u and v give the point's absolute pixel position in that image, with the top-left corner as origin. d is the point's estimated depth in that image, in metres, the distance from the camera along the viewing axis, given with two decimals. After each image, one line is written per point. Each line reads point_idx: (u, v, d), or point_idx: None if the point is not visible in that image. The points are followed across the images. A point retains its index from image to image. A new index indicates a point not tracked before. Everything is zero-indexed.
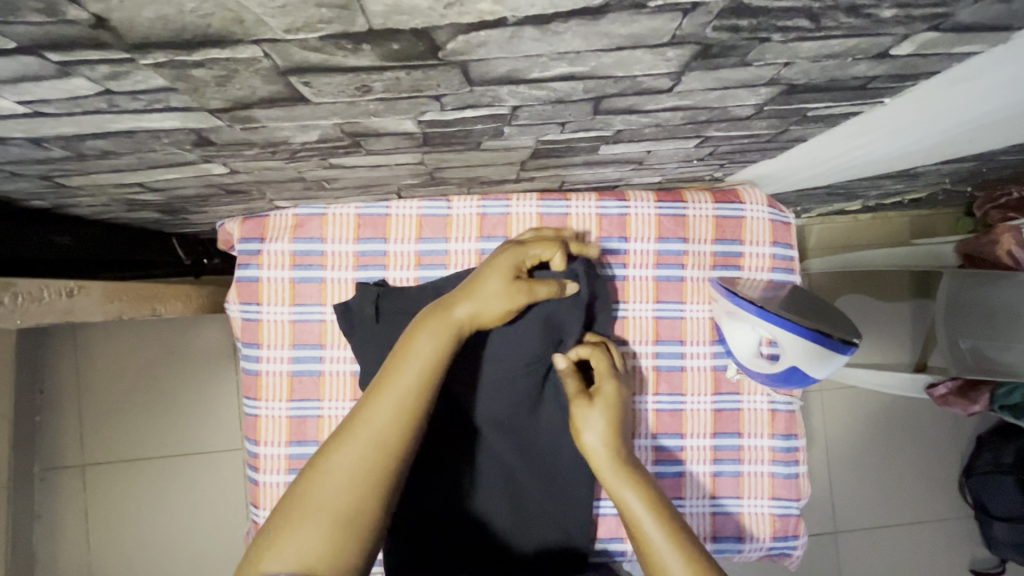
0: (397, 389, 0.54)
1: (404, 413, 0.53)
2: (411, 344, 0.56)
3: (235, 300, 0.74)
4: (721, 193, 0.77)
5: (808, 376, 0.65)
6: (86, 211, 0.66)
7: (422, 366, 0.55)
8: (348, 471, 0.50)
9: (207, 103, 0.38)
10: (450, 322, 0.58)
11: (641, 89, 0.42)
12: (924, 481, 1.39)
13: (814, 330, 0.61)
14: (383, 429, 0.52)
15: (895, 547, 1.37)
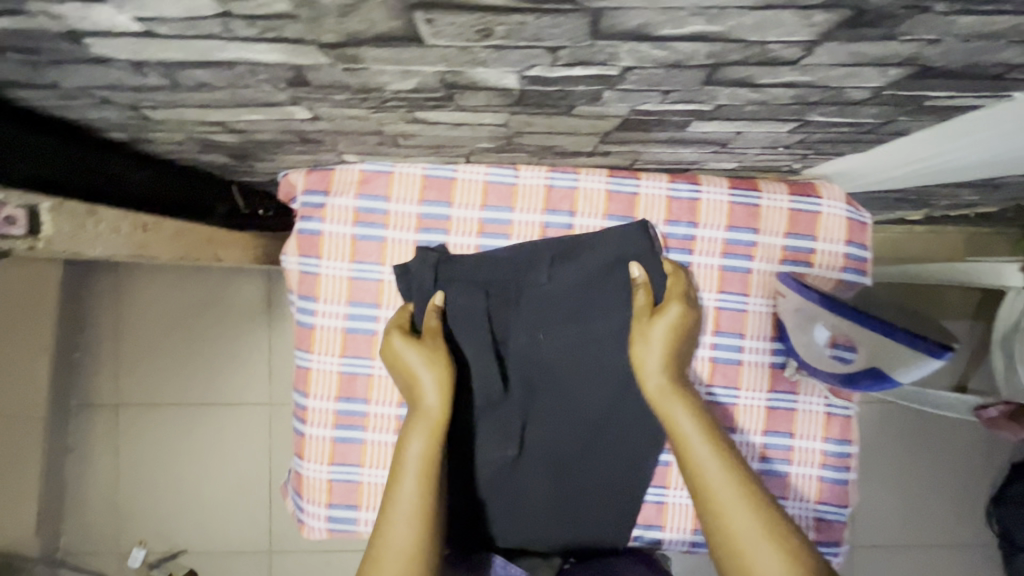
0: (411, 475, 0.59)
1: (413, 512, 0.57)
2: (405, 449, 0.61)
3: (294, 251, 0.73)
4: (797, 186, 0.74)
5: (889, 379, 0.61)
6: (159, 148, 0.66)
7: (417, 470, 0.60)
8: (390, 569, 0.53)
9: (321, 36, 0.37)
10: (433, 421, 0.62)
11: (767, 58, 0.40)
12: (950, 505, 1.35)
13: (905, 330, 0.56)
14: (412, 499, 0.58)
15: (912, 568, 1.34)
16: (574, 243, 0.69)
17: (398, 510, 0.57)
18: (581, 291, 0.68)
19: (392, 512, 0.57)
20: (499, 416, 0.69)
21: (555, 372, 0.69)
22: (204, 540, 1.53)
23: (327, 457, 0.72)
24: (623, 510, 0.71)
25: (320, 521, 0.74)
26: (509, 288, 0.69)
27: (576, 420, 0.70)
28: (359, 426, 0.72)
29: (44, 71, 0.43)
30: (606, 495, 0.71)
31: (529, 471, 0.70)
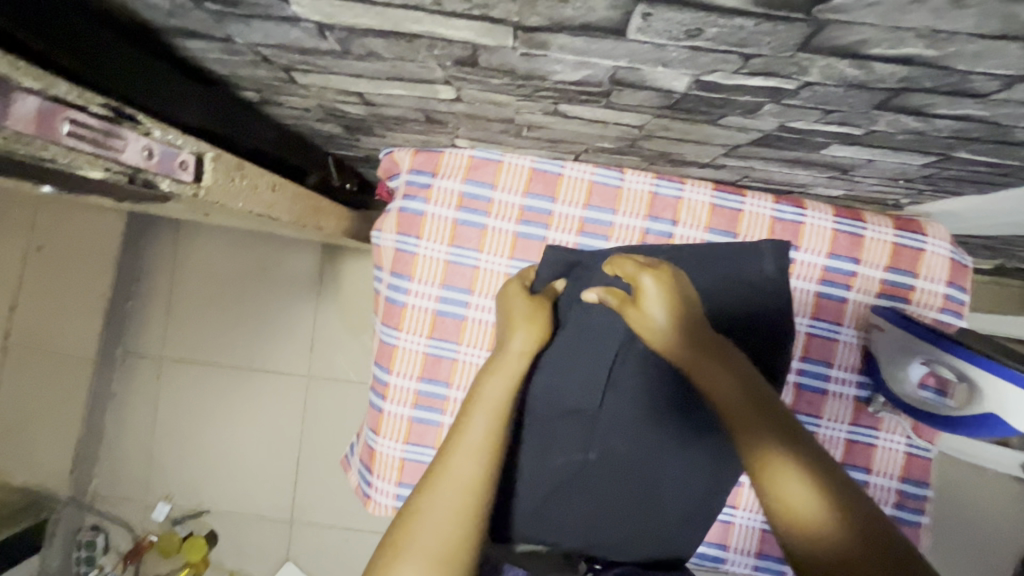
0: (474, 433, 0.55)
1: (471, 477, 0.52)
2: (480, 392, 0.58)
3: (393, 229, 0.74)
4: (903, 221, 0.73)
5: (1007, 429, 0.58)
6: (283, 112, 0.67)
7: (491, 408, 0.57)
8: (453, 500, 0.50)
9: (527, 19, 0.37)
10: (514, 366, 0.61)
11: (958, 89, 0.39)
12: None
13: None
14: (470, 469, 0.52)
15: None
16: (681, 255, 0.68)
17: (468, 440, 0.54)
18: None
19: (460, 440, 0.54)
20: (585, 416, 0.68)
21: (647, 381, 0.67)
22: (228, 503, 1.54)
23: (403, 436, 0.72)
24: (693, 533, 0.69)
25: (387, 499, 0.73)
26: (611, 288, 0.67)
27: (660, 435, 0.67)
28: (438, 409, 0.72)
29: (227, 24, 0.44)
30: (678, 514, 0.69)
31: (606, 477, 0.68)
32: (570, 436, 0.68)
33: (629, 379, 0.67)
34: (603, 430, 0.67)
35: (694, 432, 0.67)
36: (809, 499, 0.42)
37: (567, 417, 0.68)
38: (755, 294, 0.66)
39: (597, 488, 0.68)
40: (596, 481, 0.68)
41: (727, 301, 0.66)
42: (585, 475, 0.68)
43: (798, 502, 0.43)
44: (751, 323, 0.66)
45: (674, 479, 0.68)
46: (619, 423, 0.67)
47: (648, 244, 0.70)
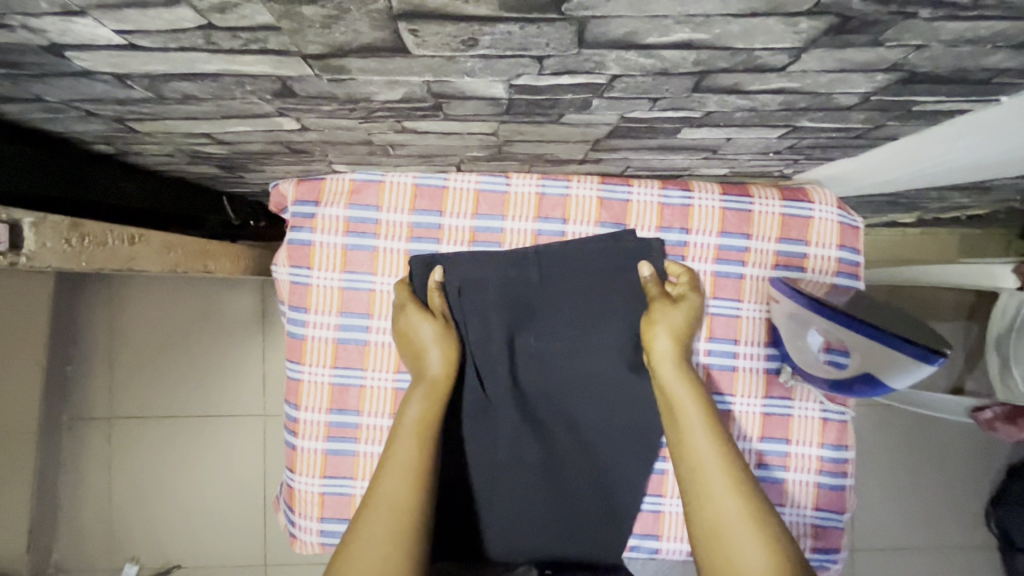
0: (400, 455, 0.60)
1: (400, 499, 0.57)
2: (403, 411, 0.63)
3: (284, 262, 0.73)
4: (789, 191, 0.74)
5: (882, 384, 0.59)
6: (146, 160, 0.65)
7: (415, 429, 0.62)
8: (384, 524, 0.55)
9: (305, 47, 0.37)
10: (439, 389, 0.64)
11: (754, 65, 0.40)
12: (930, 502, 1.54)
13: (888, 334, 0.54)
14: (395, 489, 0.57)
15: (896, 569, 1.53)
16: (568, 256, 0.69)
17: (395, 462, 0.59)
18: (568, 301, 0.69)
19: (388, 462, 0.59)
20: (494, 421, 0.69)
21: (546, 381, 0.69)
22: (198, 556, 1.51)
23: (318, 470, 0.71)
24: (618, 531, 0.70)
25: (312, 535, 0.72)
26: (498, 290, 0.68)
27: (572, 434, 0.70)
28: (351, 438, 0.71)
29: (25, 84, 0.43)
30: (598, 513, 0.70)
31: (523, 482, 0.69)
32: (481, 444, 0.69)
33: (530, 381, 0.69)
34: (512, 435, 0.69)
35: (601, 427, 0.69)
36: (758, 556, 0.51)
37: (476, 425, 0.68)
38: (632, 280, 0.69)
39: (519, 493, 0.69)
40: (515, 486, 0.69)
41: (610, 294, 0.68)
42: (505, 482, 0.69)
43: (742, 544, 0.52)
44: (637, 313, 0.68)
45: (593, 475, 0.70)
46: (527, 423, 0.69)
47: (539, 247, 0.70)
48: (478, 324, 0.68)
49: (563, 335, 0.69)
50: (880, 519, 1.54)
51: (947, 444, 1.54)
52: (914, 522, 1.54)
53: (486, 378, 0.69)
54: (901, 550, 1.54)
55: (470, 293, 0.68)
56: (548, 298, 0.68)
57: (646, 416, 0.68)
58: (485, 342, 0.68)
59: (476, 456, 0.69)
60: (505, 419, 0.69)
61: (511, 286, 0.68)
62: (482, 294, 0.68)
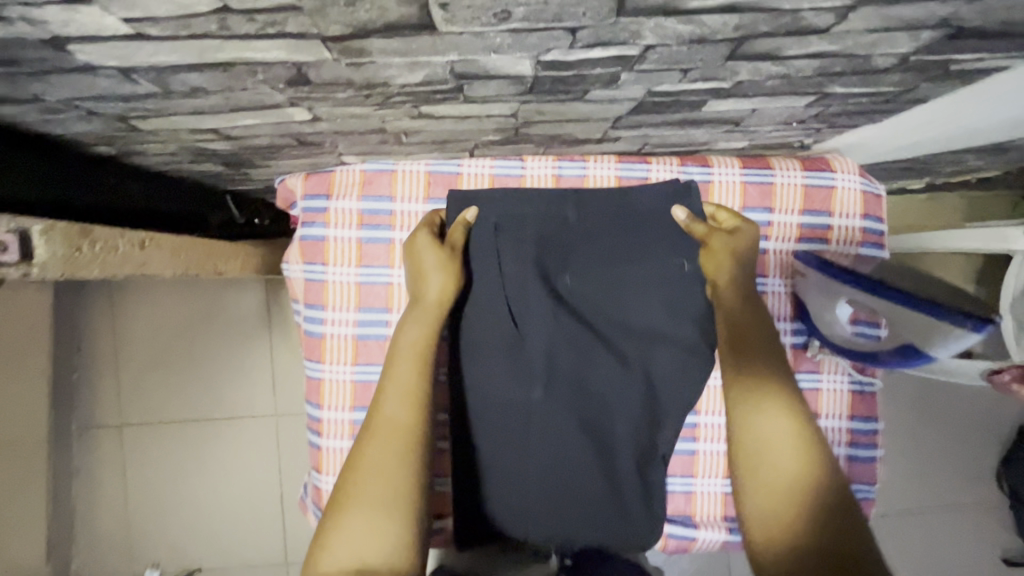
0: (398, 384, 0.59)
1: (401, 426, 0.56)
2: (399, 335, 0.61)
3: (298, 259, 0.71)
4: (810, 161, 0.73)
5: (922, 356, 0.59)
6: (149, 160, 0.62)
7: (411, 355, 0.60)
8: (385, 448, 0.55)
9: (325, 28, 0.34)
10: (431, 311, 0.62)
11: (796, 28, 0.38)
12: (940, 467, 1.56)
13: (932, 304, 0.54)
14: (399, 417, 0.57)
15: (907, 534, 1.56)
16: (612, 204, 0.70)
17: (392, 391, 0.58)
18: (606, 242, 0.70)
19: (386, 393, 0.58)
20: (525, 385, 0.70)
21: (586, 317, 0.72)
22: (218, 558, 1.50)
23: None
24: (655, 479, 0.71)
25: None
26: (538, 232, 0.69)
27: (607, 386, 0.71)
28: None
29: (24, 83, 0.40)
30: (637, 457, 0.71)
31: (560, 445, 0.70)
32: (513, 379, 0.70)
33: (563, 336, 0.71)
34: (542, 399, 0.70)
35: (631, 375, 0.71)
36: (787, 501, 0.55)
37: (509, 385, 0.70)
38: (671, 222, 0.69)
39: (553, 463, 0.70)
40: (549, 455, 0.70)
41: (649, 235, 0.69)
42: (536, 449, 0.70)
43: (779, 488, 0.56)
44: (678, 255, 0.69)
45: (623, 427, 0.71)
46: (557, 384, 0.71)
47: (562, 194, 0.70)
48: (500, 292, 0.69)
49: (599, 275, 0.71)
50: (891, 484, 1.56)
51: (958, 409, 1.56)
52: (925, 487, 1.56)
53: (519, 319, 0.70)
54: (915, 516, 1.56)
55: (508, 234, 0.69)
56: (574, 255, 0.71)
57: (677, 363, 0.70)
58: (511, 306, 0.69)
59: (506, 421, 0.70)
60: (535, 382, 0.70)
61: (550, 225, 0.70)
62: (522, 256, 0.69)
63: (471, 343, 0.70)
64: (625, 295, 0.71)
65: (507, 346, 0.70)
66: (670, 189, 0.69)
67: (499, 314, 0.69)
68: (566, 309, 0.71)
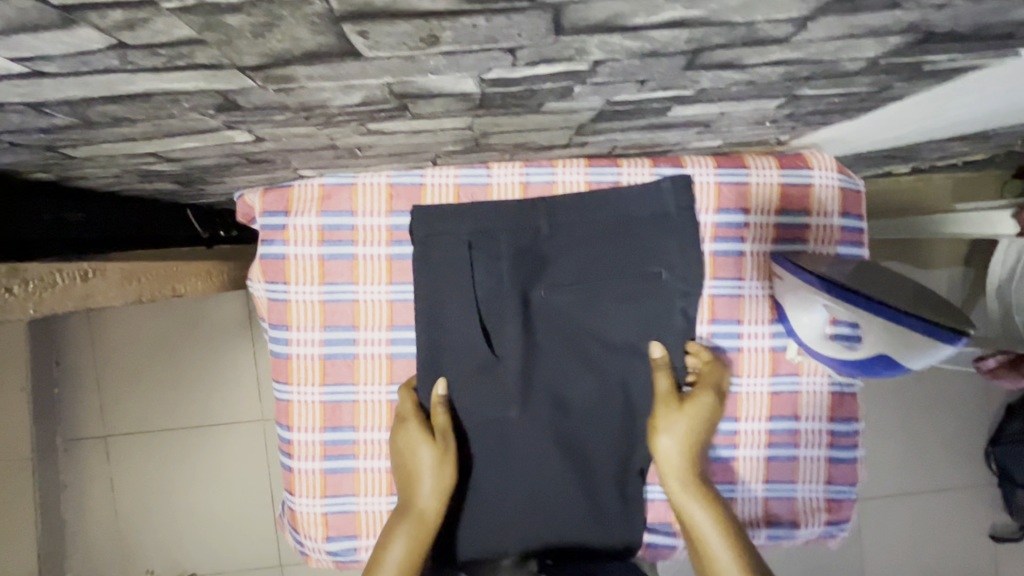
0: None
1: None
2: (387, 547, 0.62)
3: (259, 278, 0.68)
4: (786, 158, 0.70)
5: (896, 364, 0.57)
6: (93, 183, 0.59)
7: (398, 574, 0.61)
8: None
9: (239, 58, 0.32)
10: (427, 524, 0.63)
11: (753, 38, 0.35)
12: (927, 448, 1.59)
13: (903, 313, 0.52)
14: None
15: (894, 514, 1.59)
16: (584, 211, 0.67)
17: None
18: (580, 252, 0.68)
19: None
20: (498, 402, 0.68)
21: (566, 333, 0.69)
22: (213, 563, 1.51)
23: (319, 490, 0.69)
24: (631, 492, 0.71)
25: (322, 555, 0.70)
26: (511, 244, 0.67)
27: (588, 397, 0.70)
28: (350, 455, 0.69)
29: None
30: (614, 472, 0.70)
31: (535, 461, 0.69)
32: (487, 404, 0.68)
33: (538, 348, 0.69)
34: (515, 418, 0.69)
35: (610, 384, 0.69)
36: None
37: (481, 403, 0.68)
38: (647, 229, 0.67)
39: (528, 478, 0.70)
40: (525, 471, 0.70)
41: (624, 244, 0.67)
42: (511, 467, 0.70)
43: None
44: (657, 261, 0.67)
45: (602, 439, 0.70)
46: (532, 400, 0.69)
47: (533, 200, 0.68)
48: (469, 309, 0.67)
49: (575, 289, 0.68)
50: (878, 468, 1.58)
51: (944, 389, 1.57)
52: (912, 469, 1.59)
53: (493, 337, 0.68)
54: (901, 495, 1.59)
55: (482, 248, 0.67)
56: (551, 261, 0.68)
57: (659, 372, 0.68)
58: (479, 324, 0.67)
59: (481, 440, 0.69)
60: (509, 402, 0.68)
61: (522, 237, 0.67)
62: (491, 265, 0.67)
63: (441, 360, 0.67)
64: (609, 302, 0.68)
65: (479, 365, 0.68)
66: (646, 193, 0.67)
67: (470, 333, 0.67)
68: (542, 319, 0.69)
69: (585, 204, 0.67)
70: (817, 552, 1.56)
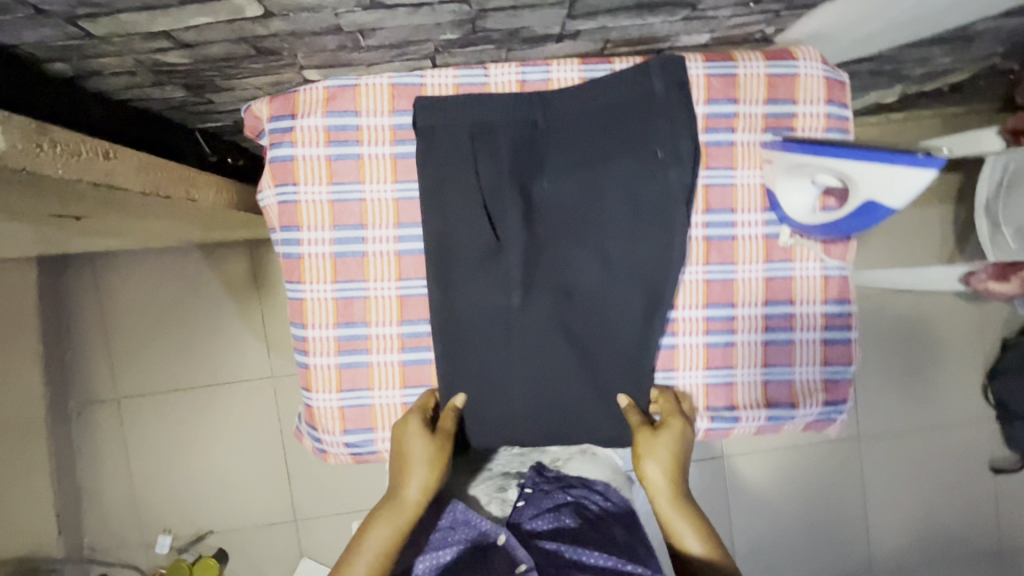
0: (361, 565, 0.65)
1: None
2: (367, 535, 0.66)
3: (270, 184, 0.71)
4: (773, 51, 0.73)
5: (883, 210, 0.58)
6: (109, 83, 0.62)
7: (373, 558, 0.66)
8: None
9: None
10: (405, 515, 0.67)
11: None
12: (930, 384, 1.61)
13: (886, 151, 0.54)
14: None
15: (899, 450, 1.61)
16: (580, 107, 0.70)
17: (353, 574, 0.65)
18: (577, 145, 0.71)
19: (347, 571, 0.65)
20: (504, 291, 0.71)
21: (567, 223, 0.72)
22: (228, 519, 1.54)
23: (336, 384, 0.72)
24: (641, 381, 0.73)
25: (340, 448, 0.74)
26: (510, 138, 0.70)
27: (591, 284, 0.72)
28: (363, 349, 0.72)
29: None
30: (623, 363, 0.73)
31: (542, 351, 0.72)
32: (493, 295, 0.71)
33: (541, 236, 0.72)
34: (521, 309, 0.71)
35: (612, 270, 0.72)
36: None
37: (489, 294, 0.71)
38: (641, 122, 0.70)
39: (538, 366, 0.72)
40: (533, 359, 0.72)
41: (619, 137, 0.70)
42: (520, 358, 0.72)
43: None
44: (653, 143, 0.70)
45: (607, 322, 0.73)
46: (536, 290, 0.72)
47: (529, 96, 0.70)
48: (472, 201, 0.69)
49: (573, 182, 0.71)
50: (881, 405, 1.61)
51: (939, 325, 1.60)
52: (915, 406, 1.61)
53: (497, 225, 0.70)
54: (905, 431, 1.61)
55: (483, 140, 0.70)
56: (549, 155, 0.71)
57: (660, 253, 0.71)
58: (483, 216, 0.70)
59: (489, 330, 0.71)
60: (514, 292, 0.71)
61: (520, 132, 0.70)
62: (492, 159, 0.70)
63: (448, 253, 0.70)
64: (608, 188, 0.71)
65: (485, 255, 0.70)
66: (638, 83, 0.69)
67: (473, 225, 0.70)
68: (544, 211, 0.72)
69: (580, 97, 0.70)
70: (820, 489, 1.58)
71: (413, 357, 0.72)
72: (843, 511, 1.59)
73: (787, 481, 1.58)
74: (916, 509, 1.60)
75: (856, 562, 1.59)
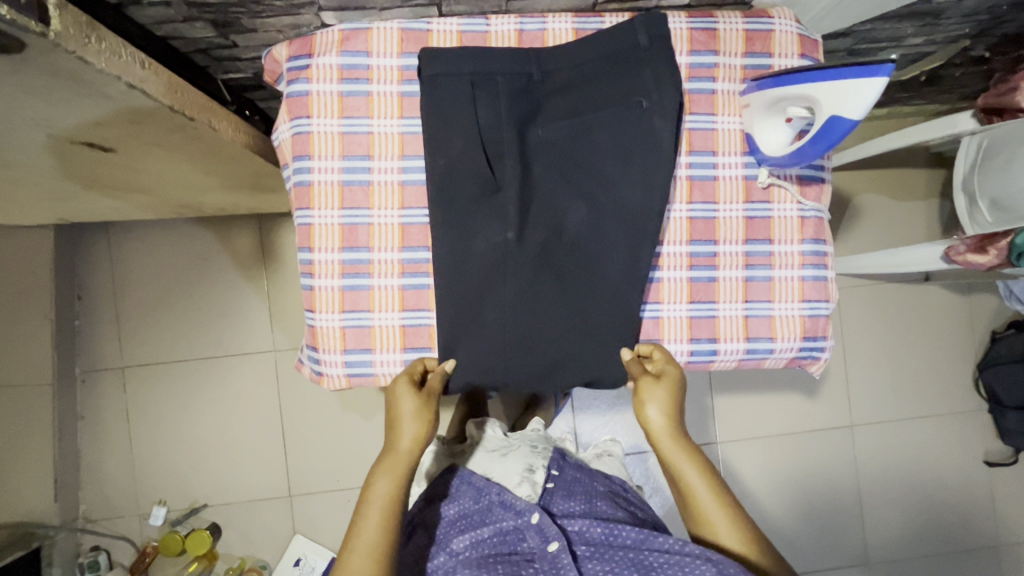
0: (375, 511, 0.72)
1: (372, 546, 0.70)
2: (373, 488, 0.74)
3: (286, 118, 0.77)
4: (751, 10, 0.79)
5: (850, 125, 0.65)
6: (145, 13, 0.70)
7: (382, 507, 0.73)
8: (363, 557, 0.69)
9: None
10: (401, 464, 0.75)
11: None
12: (924, 374, 1.62)
13: (841, 65, 0.62)
14: (374, 537, 0.71)
15: (894, 438, 1.61)
16: (573, 55, 0.76)
17: (369, 520, 0.72)
18: (571, 85, 0.76)
19: (363, 519, 0.72)
20: (501, 219, 0.74)
21: (560, 161, 0.77)
22: (223, 493, 1.54)
23: (338, 305, 0.76)
24: (627, 316, 0.77)
25: (338, 369, 0.78)
26: (509, 79, 0.75)
27: (581, 217, 0.76)
28: (365, 273, 0.76)
29: None
30: (613, 297, 0.76)
31: (536, 280, 0.75)
32: (490, 225, 0.74)
33: (537, 169, 0.76)
34: (518, 238, 0.74)
35: (600, 205, 0.76)
36: (737, 544, 0.74)
37: (486, 221, 0.74)
38: (630, 66, 0.75)
39: (531, 291, 0.75)
40: (530, 286, 0.75)
41: (610, 85, 0.75)
42: (515, 285, 0.75)
43: (721, 524, 0.75)
44: (640, 92, 0.74)
45: (597, 255, 0.77)
46: (532, 219, 0.75)
47: (525, 41, 0.76)
48: (471, 134, 0.74)
49: (565, 122, 0.76)
50: (877, 393, 1.61)
51: (933, 315, 1.62)
52: (910, 395, 1.62)
53: (495, 163, 0.74)
54: (902, 419, 1.62)
55: (484, 82, 0.75)
56: (544, 94, 0.76)
57: (647, 190, 0.75)
58: (482, 149, 0.74)
59: (485, 254, 0.74)
60: (510, 221, 0.74)
61: (520, 79, 0.76)
62: (490, 94, 0.75)
63: (450, 182, 0.74)
64: (600, 128, 0.75)
65: (484, 186, 0.75)
66: (627, 30, 0.75)
67: (473, 156, 0.74)
68: (538, 148, 0.76)
69: (571, 43, 0.77)
70: (813, 478, 1.58)
71: (412, 282, 0.77)
72: (837, 501, 1.58)
73: (782, 469, 1.58)
74: (912, 500, 1.60)
75: (853, 552, 1.58)
